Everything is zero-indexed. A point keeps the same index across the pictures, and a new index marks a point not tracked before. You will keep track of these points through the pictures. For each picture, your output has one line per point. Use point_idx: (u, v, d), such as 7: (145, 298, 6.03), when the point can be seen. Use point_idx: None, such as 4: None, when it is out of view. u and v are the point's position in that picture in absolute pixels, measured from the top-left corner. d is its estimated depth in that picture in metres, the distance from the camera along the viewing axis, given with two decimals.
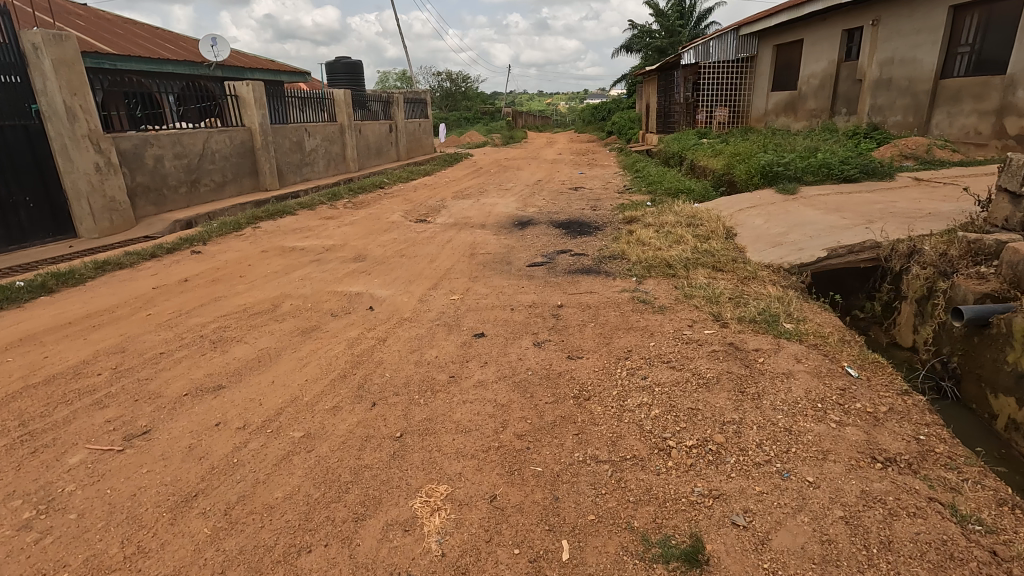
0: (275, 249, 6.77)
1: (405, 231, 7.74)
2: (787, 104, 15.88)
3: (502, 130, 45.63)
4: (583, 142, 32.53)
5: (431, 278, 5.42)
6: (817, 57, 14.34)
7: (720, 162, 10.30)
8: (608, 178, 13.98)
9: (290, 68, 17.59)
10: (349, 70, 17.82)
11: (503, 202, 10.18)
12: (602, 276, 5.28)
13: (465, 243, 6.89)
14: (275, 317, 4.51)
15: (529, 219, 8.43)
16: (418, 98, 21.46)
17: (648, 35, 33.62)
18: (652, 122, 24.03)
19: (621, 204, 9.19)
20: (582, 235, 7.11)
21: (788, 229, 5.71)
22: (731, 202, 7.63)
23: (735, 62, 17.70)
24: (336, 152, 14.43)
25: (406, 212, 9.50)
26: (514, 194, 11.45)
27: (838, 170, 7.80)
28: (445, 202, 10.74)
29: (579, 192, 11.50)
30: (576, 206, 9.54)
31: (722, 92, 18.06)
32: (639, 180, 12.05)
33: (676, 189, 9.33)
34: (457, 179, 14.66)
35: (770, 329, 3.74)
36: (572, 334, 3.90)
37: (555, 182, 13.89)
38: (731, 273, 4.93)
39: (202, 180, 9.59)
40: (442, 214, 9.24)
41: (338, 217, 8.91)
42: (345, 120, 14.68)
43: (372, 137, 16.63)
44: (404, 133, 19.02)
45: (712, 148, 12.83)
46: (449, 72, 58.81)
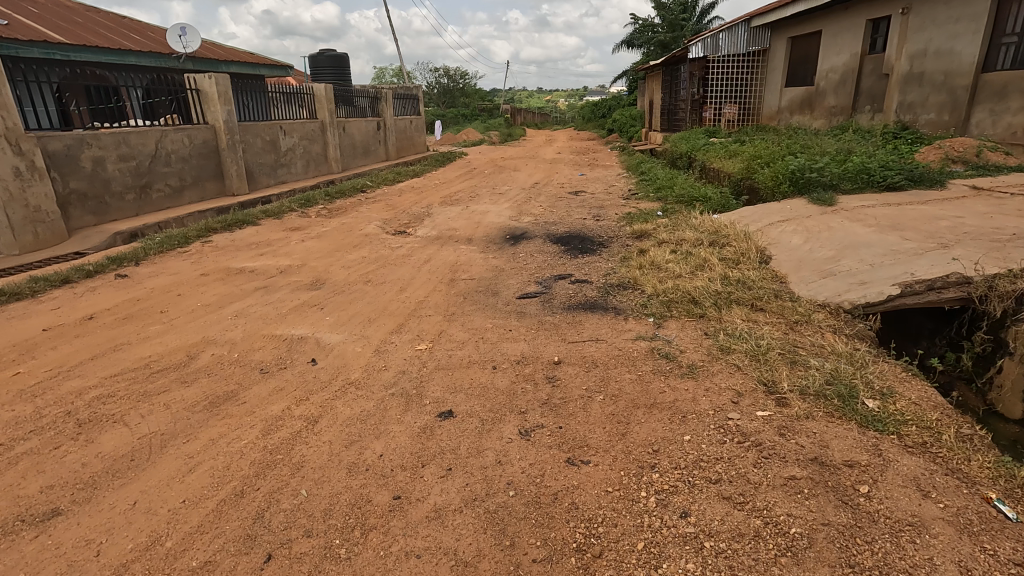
0: (220, 270, 5.73)
1: (378, 247, 6.66)
2: (804, 101, 14.79)
3: (500, 128, 44.47)
4: (583, 141, 31.47)
5: (396, 315, 4.36)
6: (837, 50, 13.25)
7: (737, 165, 9.24)
8: (611, 181, 12.92)
9: (271, 62, 16.47)
10: (334, 63, 16.69)
11: (496, 210, 9.11)
12: (609, 314, 4.23)
13: (446, 264, 5.83)
14: (184, 377, 3.46)
15: (522, 231, 7.36)
16: (409, 94, 20.30)
17: (650, 30, 32.52)
18: (656, 119, 22.91)
19: (628, 213, 8.14)
20: (584, 253, 6.05)
21: (838, 254, 4.65)
22: (757, 214, 6.56)
23: (746, 56, 16.59)
24: (317, 152, 13.34)
25: (385, 222, 8.44)
26: (509, 200, 10.38)
27: (880, 176, 6.74)
28: (431, 209, 9.67)
29: (579, 198, 10.40)
30: (576, 214, 8.46)
31: (731, 88, 16.96)
32: (646, 184, 10.98)
33: (689, 196, 8.27)
34: (447, 182, 13.57)
35: (850, 414, 2.68)
36: (573, 415, 2.84)
37: (553, 184, 12.81)
38: (776, 314, 3.86)
39: (154, 185, 8.53)
40: (425, 224, 8.17)
41: (307, 228, 7.84)
42: (327, 118, 13.58)
43: (357, 135, 15.55)
44: (394, 131, 17.89)
45: (726, 149, 11.75)
46: (446, 68, 57.56)
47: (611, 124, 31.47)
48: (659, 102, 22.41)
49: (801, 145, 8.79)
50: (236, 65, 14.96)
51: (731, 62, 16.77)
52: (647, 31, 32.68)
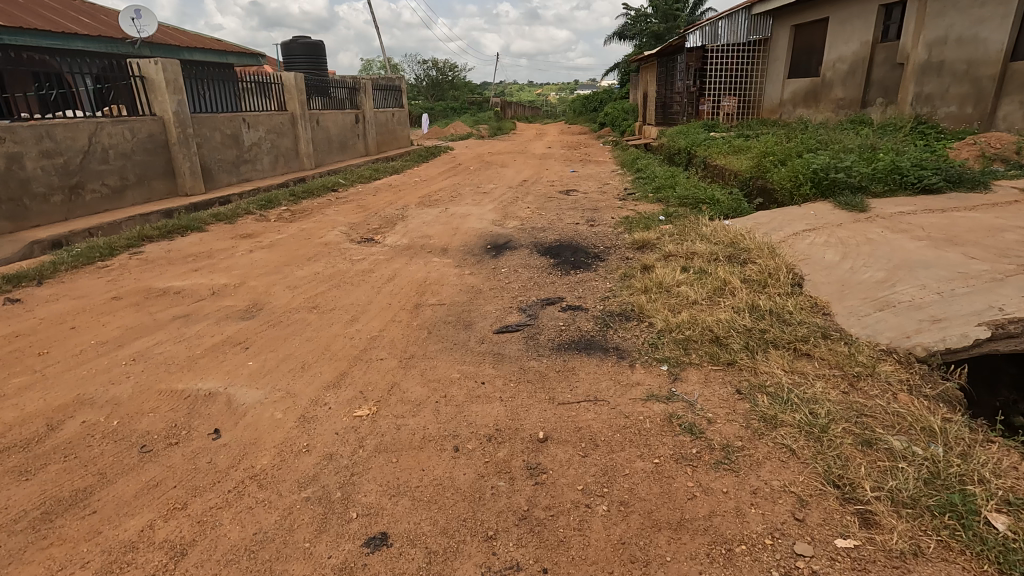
0: (141, 291, 4.77)
1: (337, 260, 5.71)
2: (809, 93, 13.94)
3: (490, 121, 43.37)
4: (574, 135, 30.53)
5: (339, 359, 3.43)
6: (845, 38, 12.39)
7: (745, 163, 8.36)
8: (605, 178, 12.02)
9: (240, 49, 15.33)
10: (308, 51, 15.58)
11: (478, 212, 8.16)
12: (611, 357, 3.32)
13: (412, 282, 4.90)
14: (28, 462, 2.52)
15: (506, 239, 6.43)
16: (391, 85, 19.20)
17: (644, 21, 31.58)
18: (650, 113, 21.98)
19: (625, 217, 7.24)
20: (577, 269, 5.15)
21: (889, 279, 3.77)
22: (777, 221, 5.68)
23: (746, 45, 15.69)
24: (286, 147, 12.30)
25: (352, 227, 7.47)
26: (494, 200, 9.42)
27: (914, 177, 5.88)
28: (406, 211, 8.71)
29: (571, 198, 9.47)
30: (567, 218, 7.55)
31: (731, 79, 16.07)
32: (644, 183, 10.07)
33: (694, 198, 7.38)
34: (429, 179, 12.60)
35: (984, 552, 1.79)
36: (564, 544, 1.93)
37: (543, 182, 11.87)
38: (826, 362, 2.98)
39: (87, 185, 7.50)
40: (396, 230, 7.21)
41: (260, 234, 6.87)
42: (298, 109, 12.53)
43: (333, 129, 14.50)
44: (373, 125, 16.84)
45: (729, 144, 10.87)
46: (434, 60, 56.28)
47: (603, 118, 30.52)
48: (653, 94, 21.48)
49: (816, 140, 7.92)
50: (200, 53, 13.82)
51: (731, 52, 15.86)
52: (640, 21, 31.70)
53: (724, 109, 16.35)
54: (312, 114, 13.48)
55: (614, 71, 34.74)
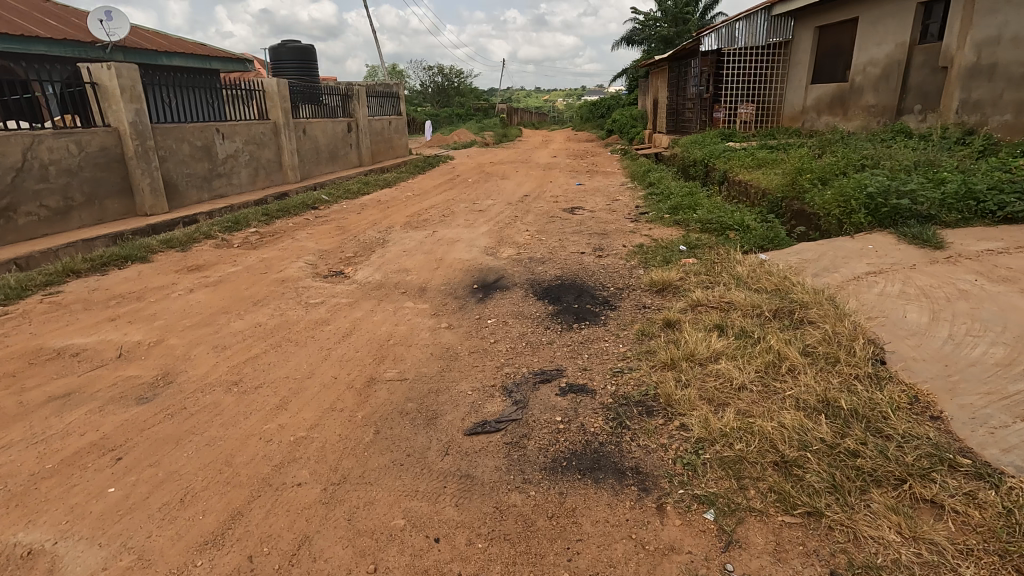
0: (29, 353, 3.78)
1: (289, 304, 4.69)
2: (835, 100, 12.84)
3: (495, 128, 42.52)
4: (582, 142, 29.54)
5: (238, 485, 2.38)
6: (877, 39, 11.32)
7: (777, 180, 7.31)
8: (614, 193, 10.98)
9: (225, 54, 14.45)
10: (298, 56, 14.69)
11: (469, 237, 7.14)
12: (630, 490, 2.27)
13: (373, 341, 3.86)
14: None
15: (499, 275, 5.41)
16: (388, 92, 18.30)
17: (652, 25, 30.58)
18: (660, 120, 20.94)
19: (638, 245, 6.20)
20: (584, 323, 4.09)
21: (1016, 360, 2.71)
22: (828, 258, 4.62)
23: (765, 48, 14.63)
24: (268, 159, 11.36)
25: (322, 255, 6.47)
26: (489, 220, 8.39)
27: (995, 203, 4.80)
28: (389, 233, 7.70)
29: (577, 218, 8.43)
30: (572, 246, 6.51)
31: (748, 85, 15.01)
32: (659, 200, 9.02)
33: (721, 223, 6.33)
34: (422, 193, 11.61)
35: None
36: None
37: (547, 197, 10.84)
38: (969, 523, 1.91)
39: (21, 207, 6.55)
40: (372, 259, 6.20)
41: (210, 267, 5.87)
42: (281, 118, 11.59)
43: (322, 139, 13.57)
44: (367, 133, 15.91)
45: (752, 157, 9.80)
46: (440, 66, 55.65)
47: (611, 125, 29.53)
48: (664, 101, 20.45)
49: (860, 154, 6.85)
50: (179, 57, 12.94)
51: (748, 56, 14.81)
52: (649, 25, 30.74)
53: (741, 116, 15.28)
54: (298, 123, 12.54)
55: (622, 77, 33.75)
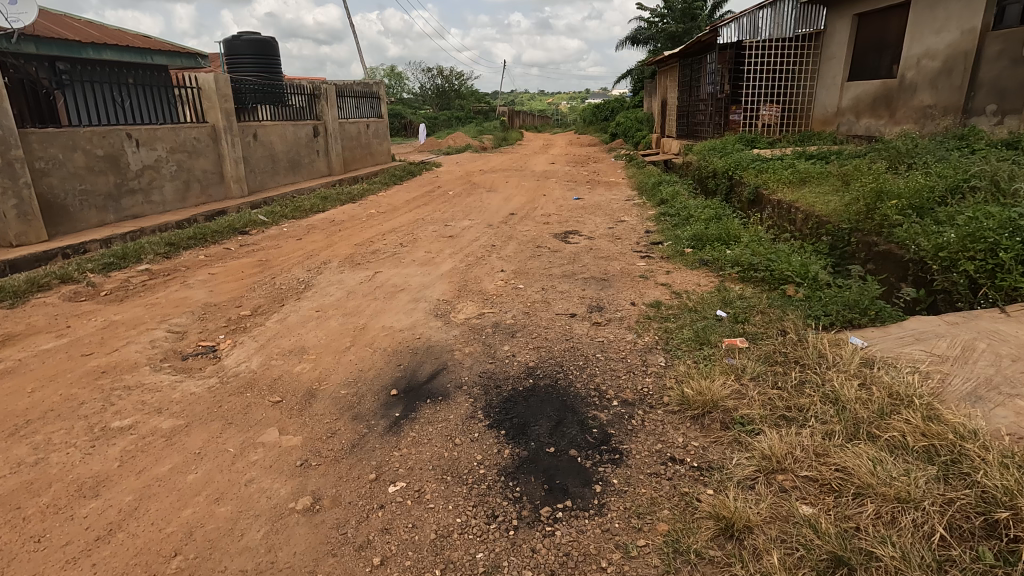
0: None
1: (70, 432, 2.80)
2: (880, 99, 10.89)
3: (494, 131, 40.83)
4: (584, 147, 27.67)
5: None
6: (936, 26, 9.37)
7: (840, 205, 5.41)
8: (618, 212, 9.10)
9: (172, 48, 12.61)
10: (256, 49, 12.88)
11: (420, 282, 5.25)
12: None
13: (137, 561, 1.96)
14: None
15: (439, 362, 3.50)
16: (366, 92, 16.48)
17: (659, 22, 28.72)
18: (669, 123, 19.05)
19: (650, 304, 4.32)
20: (561, 505, 2.19)
21: None
22: (987, 361, 2.69)
23: (793, 40, 12.70)
24: (205, 170, 9.52)
25: (203, 314, 4.58)
26: (457, 253, 6.52)
27: None
28: (318, 273, 5.81)
29: (569, 250, 6.55)
30: (557, 301, 4.61)
31: (773, 83, 13.09)
32: (677, 226, 7.14)
33: (773, 270, 4.43)
34: (389, 211, 9.74)
35: None
36: None
37: (537, 217, 8.95)
38: None
39: None
40: (266, 324, 4.29)
41: (24, 338, 4.01)
42: (221, 121, 9.74)
43: (279, 146, 11.74)
44: (338, 138, 14.08)
45: (791, 169, 7.89)
46: (439, 68, 54.08)
47: (615, 128, 27.69)
48: (673, 103, 18.55)
49: (961, 169, 4.94)
50: (111, 50, 11.14)
51: (773, 50, 12.90)
52: (656, 24, 28.86)
53: (762, 119, 13.39)
54: (247, 128, 10.69)
55: (626, 78, 31.93)
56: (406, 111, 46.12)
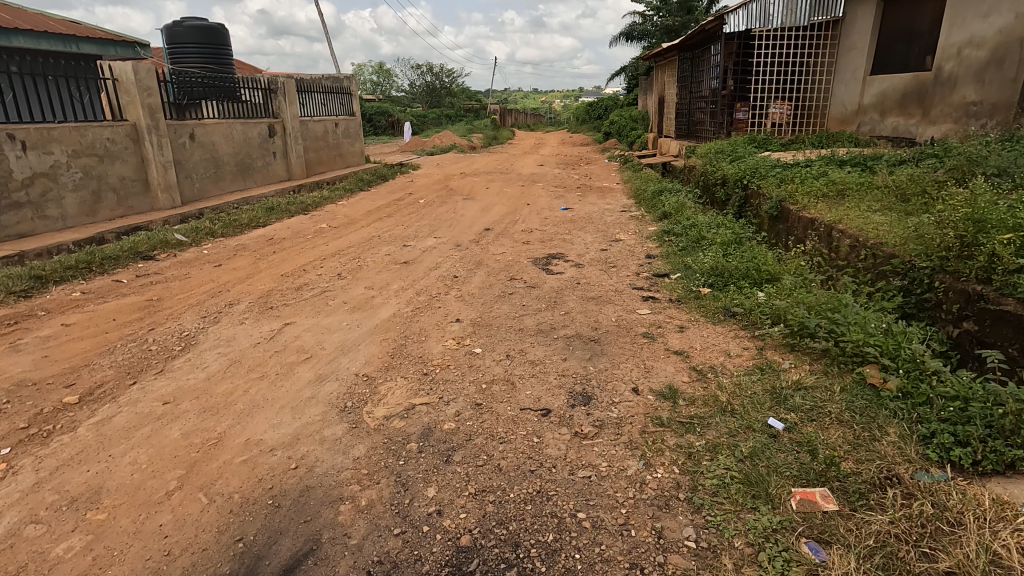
0: None
1: None
2: (911, 95, 9.54)
3: (484, 129, 39.45)
4: (576, 146, 26.31)
5: None
6: (985, 10, 7.99)
7: (913, 235, 4.03)
8: (611, 228, 7.72)
9: (104, 35, 11.05)
10: (201, 37, 11.39)
11: (339, 343, 3.81)
12: None
13: None
14: None
15: (308, 534, 2.04)
16: (334, 87, 15.02)
17: (655, 15, 27.34)
18: (666, 122, 17.69)
19: (659, 391, 2.95)
20: None
21: None
22: None
23: (808, 30, 11.35)
24: (122, 177, 8.03)
25: (4, 405, 3.12)
26: (407, 289, 5.09)
27: None
28: (213, 322, 4.36)
29: (549, 285, 5.13)
30: (524, 382, 3.19)
31: (784, 78, 11.75)
32: (688, 250, 5.77)
33: (844, 338, 3.03)
34: (342, 226, 8.28)
35: None
36: None
37: (517, 235, 7.54)
38: None
39: None
40: (79, 427, 2.83)
41: None
42: (143, 118, 8.22)
43: (225, 148, 10.25)
44: (300, 138, 12.63)
45: (820, 178, 6.53)
46: (428, 64, 52.60)
47: (608, 126, 26.34)
48: (671, 100, 17.17)
49: None
50: (23, 36, 9.59)
51: (785, 40, 11.55)
52: (651, 18, 27.53)
53: (772, 117, 12.04)
54: (181, 127, 9.18)
55: (619, 76, 30.63)
56: (394, 108, 44.68)
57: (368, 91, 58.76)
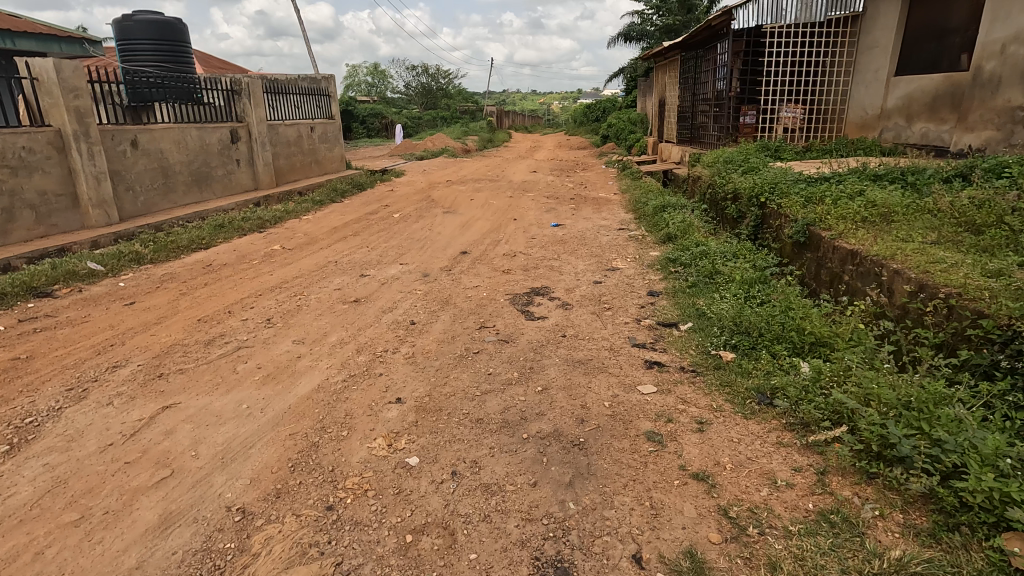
0: None
1: None
2: (943, 98, 8.53)
3: (479, 132, 38.46)
4: (573, 151, 25.27)
5: None
6: None
7: (1010, 287, 2.99)
8: (607, 252, 6.67)
9: (45, 29, 9.94)
10: (156, 32, 10.31)
11: (225, 443, 2.74)
12: None
13: None
14: None
15: None
16: (310, 89, 13.97)
17: (655, 14, 26.30)
18: (666, 126, 16.65)
19: (674, 561, 1.91)
20: None
21: None
22: None
23: (824, 26, 10.38)
24: (42, 191, 6.96)
25: None
26: (346, 345, 4.02)
27: None
28: (78, 397, 3.30)
29: (526, 339, 4.07)
30: (470, 531, 2.12)
31: (797, 79, 10.75)
32: (700, 289, 4.74)
33: (959, 476, 1.98)
34: (299, 248, 7.22)
35: None
36: None
37: (496, 261, 6.48)
38: None
39: None
40: None
41: None
42: (69, 124, 7.14)
43: (176, 156, 9.19)
44: (268, 144, 11.58)
45: (853, 197, 5.50)
46: (423, 66, 51.61)
47: (606, 129, 25.32)
48: (672, 103, 16.13)
49: None
50: None
51: (799, 38, 10.57)
52: (651, 19, 26.54)
53: (782, 122, 11.01)
54: (120, 133, 8.10)
55: (618, 78, 29.66)
56: (388, 110, 43.67)
57: (363, 92, 57.75)
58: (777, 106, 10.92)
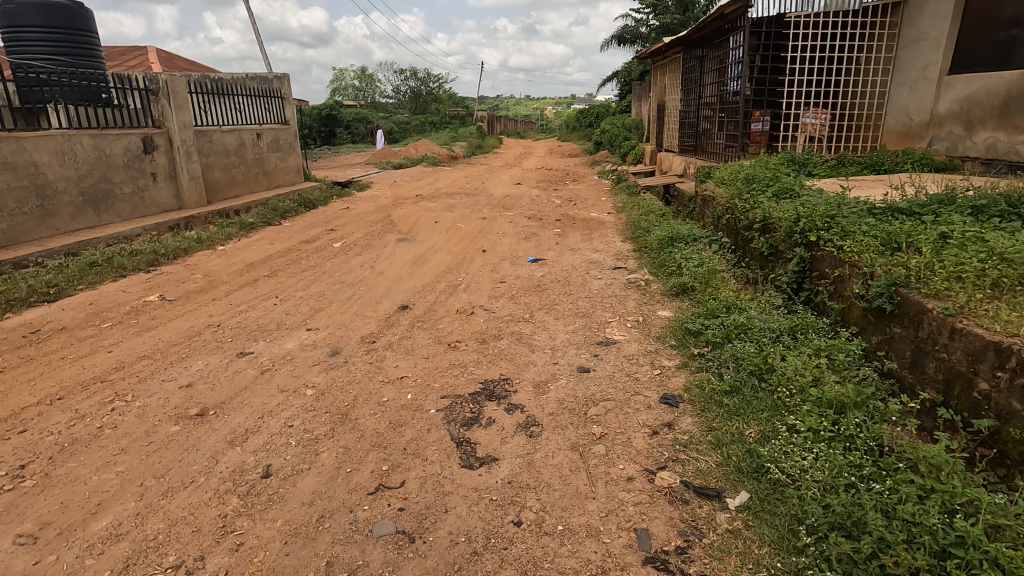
0: None
1: None
2: (1017, 102, 6.83)
3: (467, 138, 36.69)
4: (564, 159, 23.56)
5: None
6: None
7: None
8: (596, 309, 4.87)
9: None
10: (47, 17, 8.43)
11: None
12: None
13: None
14: None
15: None
16: (259, 89, 12.15)
17: (651, 14, 24.65)
18: (666, 134, 14.90)
19: None
20: None
21: None
22: None
23: (857, 15, 8.69)
24: None
25: None
26: (112, 544, 2.19)
27: None
28: None
29: (448, 530, 2.25)
30: None
31: (824, 78, 9.04)
32: (746, 406, 2.94)
33: None
34: (184, 298, 5.38)
35: None
36: None
37: (444, 324, 4.67)
38: None
39: None
40: None
41: None
42: None
43: (58, 172, 7.37)
44: (196, 155, 9.74)
45: (956, 243, 3.74)
46: (411, 69, 49.92)
47: (600, 136, 23.60)
48: (672, 108, 14.39)
49: None
50: None
51: (827, 29, 8.87)
52: (647, 20, 24.89)
53: (803, 129, 9.31)
54: None
55: (612, 82, 28.00)
56: (373, 115, 41.93)
57: (350, 97, 56.06)
58: (797, 111, 9.21)
